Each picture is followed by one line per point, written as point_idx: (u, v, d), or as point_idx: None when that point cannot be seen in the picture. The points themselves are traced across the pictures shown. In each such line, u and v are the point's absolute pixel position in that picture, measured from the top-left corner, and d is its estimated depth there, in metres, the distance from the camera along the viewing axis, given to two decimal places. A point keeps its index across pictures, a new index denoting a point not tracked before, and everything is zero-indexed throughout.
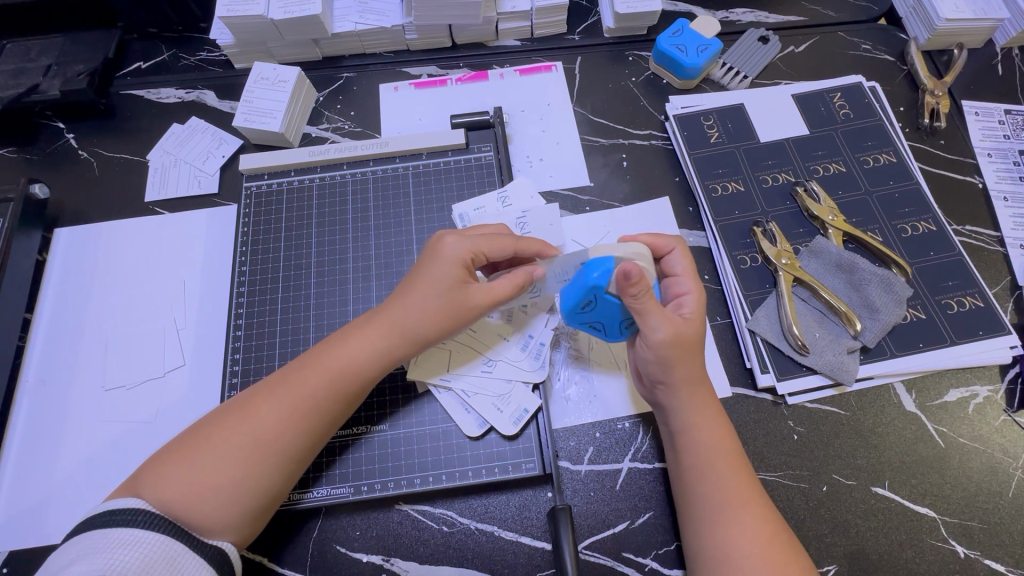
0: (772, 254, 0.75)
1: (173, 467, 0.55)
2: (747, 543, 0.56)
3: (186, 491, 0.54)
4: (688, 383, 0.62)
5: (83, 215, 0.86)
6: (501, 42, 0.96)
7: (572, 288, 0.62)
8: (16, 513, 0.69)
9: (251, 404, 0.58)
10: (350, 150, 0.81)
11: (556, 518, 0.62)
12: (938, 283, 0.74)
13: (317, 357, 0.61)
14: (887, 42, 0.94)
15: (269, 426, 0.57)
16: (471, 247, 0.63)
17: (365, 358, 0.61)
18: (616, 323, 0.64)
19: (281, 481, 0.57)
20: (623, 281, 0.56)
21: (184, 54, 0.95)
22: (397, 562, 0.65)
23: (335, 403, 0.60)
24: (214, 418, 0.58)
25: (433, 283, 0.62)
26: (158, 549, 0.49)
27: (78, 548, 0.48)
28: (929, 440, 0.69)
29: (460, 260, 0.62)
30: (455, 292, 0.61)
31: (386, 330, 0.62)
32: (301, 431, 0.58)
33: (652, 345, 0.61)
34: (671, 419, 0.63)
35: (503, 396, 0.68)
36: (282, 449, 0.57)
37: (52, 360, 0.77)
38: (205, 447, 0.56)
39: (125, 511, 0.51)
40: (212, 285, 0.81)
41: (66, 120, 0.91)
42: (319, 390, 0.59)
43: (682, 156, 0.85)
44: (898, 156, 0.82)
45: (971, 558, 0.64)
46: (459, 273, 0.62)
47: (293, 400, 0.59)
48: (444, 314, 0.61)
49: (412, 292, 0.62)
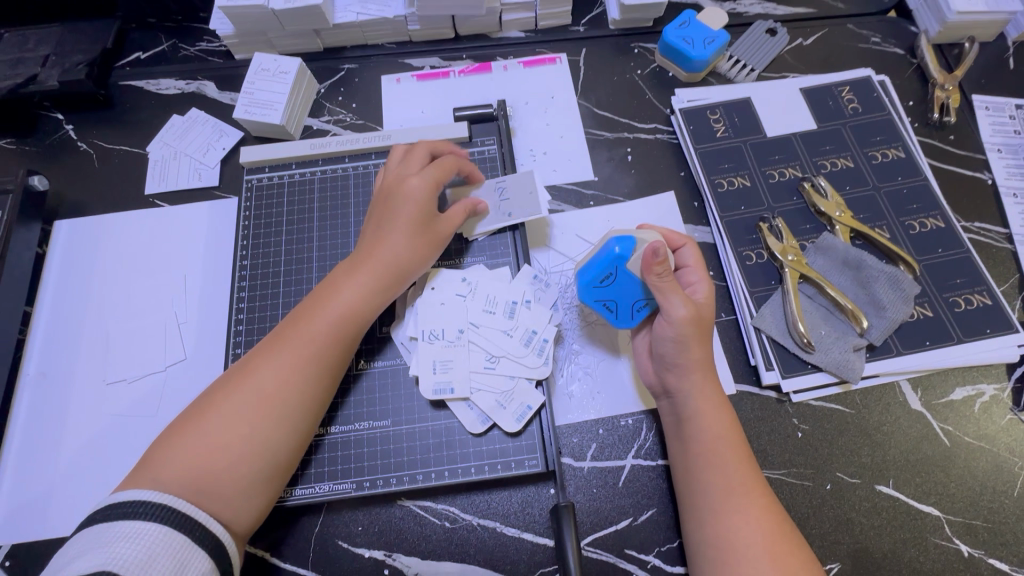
0: (779, 250, 0.74)
1: (184, 439, 0.56)
2: (750, 532, 0.55)
3: (199, 457, 0.54)
4: (698, 367, 0.62)
5: (83, 208, 0.85)
6: (505, 34, 0.94)
7: (592, 265, 0.64)
8: (18, 506, 0.69)
9: (249, 365, 0.59)
10: (352, 143, 0.80)
11: (559, 516, 0.62)
12: (946, 280, 0.73)
13: (310, 310, 0.62)
14: (896, 35, 0.93)
15: (270, 381, 0.58)
16: (432, 179, 0.67)
17: (357, 303, 0.63)
18: (629, 306, 0.65)
19: (291, 432, 0.58)
20: (651, 257, 0.59)
21: (184, 44, 0.94)
22: (399, 557, 0.65)
23: (332, 348, 0.61)
24: (216, 386, 0.59)
25: (407, 220, 0.66)
26: (159, 541, 0.48)
27: (79, 546, 0.48)
28: (934, 439, 0.69)
29: (426, 193, 0.67)
30: (428, 225, 0.67)
31: (376, 274, 0.64)
32: (304, 380, 0.59)
33: (672, 325, 0.61)
34: (680, 406, 0.63)
35: (506, 393, 0.67)
36: (287, 400, 0.58)
37: (54, 353, 0.77)
38: (210, 413, 0.57)
39: (129, 504, 0.50)
40: (213, 278, 0.80)
41: (64, 111, 0.90)
42: (314, 338, 0.61)
43: (687, 150, 0.84)
44: (907, 151, 0.81)
45: (975, 557, 0.64)
46: (428, 206, 0.67)
47: (291, 351, 0.60)
48: (420, 246, 0.66)
49: (390, 236, 0.65)
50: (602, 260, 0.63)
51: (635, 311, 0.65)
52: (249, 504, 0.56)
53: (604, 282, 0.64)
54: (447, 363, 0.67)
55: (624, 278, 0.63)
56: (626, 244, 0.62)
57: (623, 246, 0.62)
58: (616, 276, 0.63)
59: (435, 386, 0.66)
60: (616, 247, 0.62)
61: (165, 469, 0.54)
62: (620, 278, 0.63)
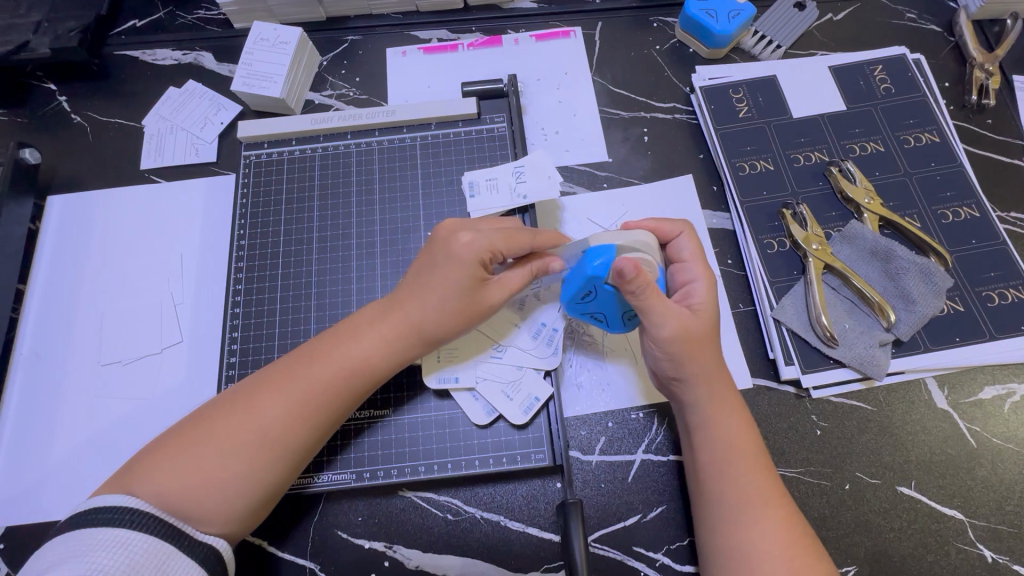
0: (802, 238, 0.70)
1: (169, 459, 0.53)
2: (770, 542, 0.52)
3: (181, 484, 0.51)
4: (704, 376, 0.58)
5: (77, 183, 0.82)
6: (517, 5, 0.90)
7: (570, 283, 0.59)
8: (12, 489, 0.68)
9: (256, 397, 0.56)
10: (355, 118, 0.76)
11: (566, 511, 0.58)
12: (979, 273, 0.69)
13: (328, 351, 0.58)
14: (933, 11, 0.87)
15: (275, 423, 0.55)
16: (489, 246, 0.58)
17: (376, 354, 0.58)
18: (618, 315, 0.61)
19: (282, 479, 0.55)
20: (621, 278, 0.53)
21: (182, 12, 0.90)
22: (400, 549, 0.64)
23: (342, 401, 0.57)
24: (217, 408, 0.56)
25: (449, 285, 0.58)
26: (145, 552, 0.47)
27: (58, 552, 0.46)
28: (960, 440, 0.66)
29: (476, 259, 0.58)
30: (474, 299, 0.59)
31: (399, 325, 0.59)
32: (308, 425, 0.56)
33: (658, 342, 0.58)
34: (689, 414, 0.60)
35: (512, 383, 0.63)
36: (285, 447, 0.55)
37: (46, 333, 0.75)
38: (202, 439, 0.54)
39: (112, 510, 0.48)
40: (210, 259, 0.77)
41: (57, 81, 0.87)
42: (326, 387, 0.57)
43: (708, 131, 0.80)
44: (942, 135, 0.76)
45: (999, 563, 0.61)
46: (478, 277, 0.58)
47: (301, 395, 0.56)
48: (461, 318, 0.59)
49: (425, 292, 0.59)
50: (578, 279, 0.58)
51: (624, 318, 0.61)
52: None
53: (586, 299, 0.59)
54: (451, 352, 0.64)
55: (604, 293, 0.58)
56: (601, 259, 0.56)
57: (600, 262, 0.56)
58: (596, 292, 0.58)
59: (438, 375, 0.63)
60: (592, 263, 0.56)
61: (141, 487, 0.51)
62: (601, 293, 0.58)
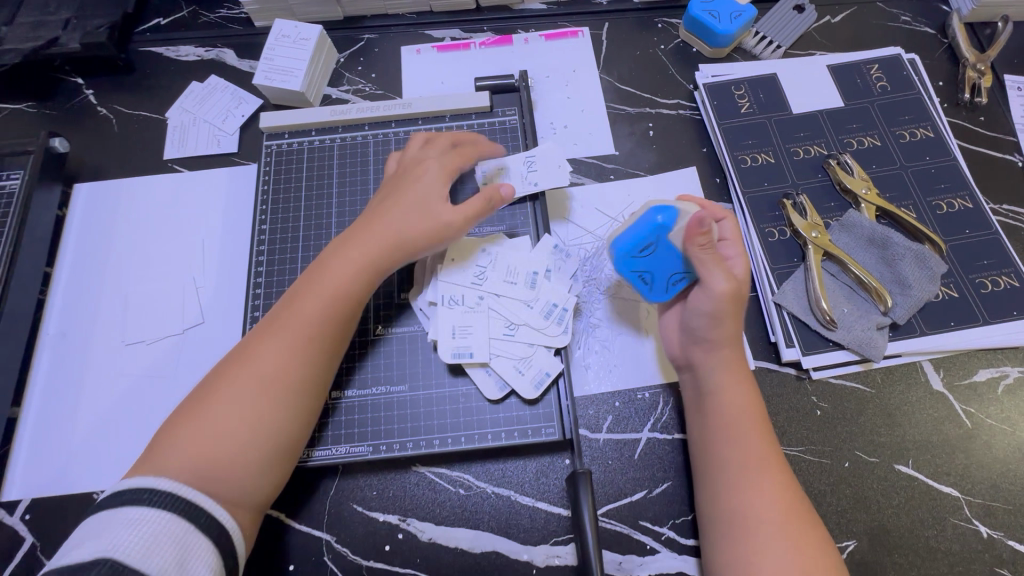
0: (802, 227, 0.73)
1: (187, 426, 0.55)
2: (766, 506, 0.55)
3: (204, 444, 0.54)
4: (730, 341, 0.62)
5: (102, 172, 0.85)
6: (527, 6, 0.94)
7: (631, 235, 0.62)
8: (38, 463, 0.70)
9: (249, 347, 0.58)
10: (372, 110, 0.79)
11: (576, 482, 0.61)
12: (972, 261, 0.72)
13: (307, 288, 0.61)
14: (927, 14, 0.91)
15: (274, 362, 0.57)
16: (444, 164, 0.67)
17: (358, 281, 0.62)
18: (665, 278, 0.64)
19: (296, 410, 0.57)
20: (695, 227, 0.57)
21: (205, 11, 0.94)
22: (413, 522, 0.66)
23: (331, 326, 0.60)
24: (216, 372, 0.58)
25: (411, 200, 0.64)
26: (162, 529, 0.48)
27: (86, 531, 0.48)
28: (956, 420, 0.68)
29: (433, 174, 0.66)
30: (434, 208, 0.64)
31: (374, 250, 0.62)
32: (308, 358, 0.58)
33: (710, 299, 0.59)
34: (703, 379, 0.63)
35: (525, 359, 0.65)
36: (289, 379, 0.57)
37: (72, 314, 0.77)
38: (211, 399, 0.56)
39: (131, 490, 0.50)
40: (231, 244, 0.80)
41: (84, 76, 0.90)
42: (315, 317, 0.59)
43: (711, 126, 0.83)
44: (936, 131, 0.79)
45: (995, 538, 0.63)
46: (437, 190, 0.65)
47: (291, 330, 0.59)
48: (425, 227, 0.63)
49: (391, 214, 0.64)
50: (642, 230, 0.61)
51: (669, 283, 0.64)
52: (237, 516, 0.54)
53: (643, 253, 0.62)
54: (466, 328, 0.65)
55: (665, 249, 0.61)
56: (669, 214, 0.60)
57: (667, 217, 0.60)
58: (656, 246, 0.61)
59: (454, 350, 0.64)
60: (659, 216, 0.60)
61: (168, 458, 0.53)
62: (660, 249, 0.61)
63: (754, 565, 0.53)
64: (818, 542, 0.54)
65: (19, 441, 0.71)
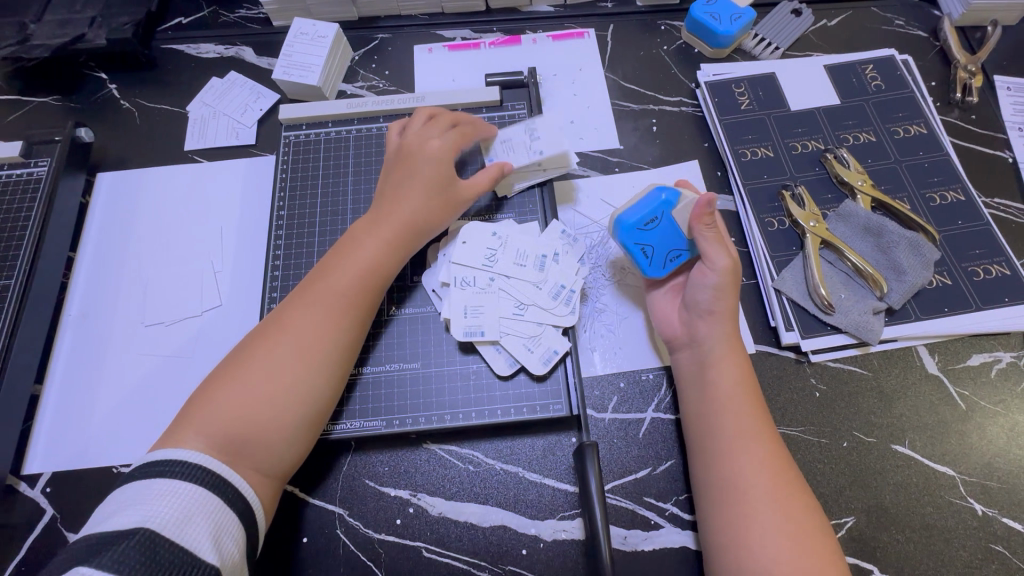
0: (801, 217, 0.75)
1: (220, 390, 0.58)
2: (757, 473, 0.57)
3: (239, 405, 0.57)
4: (727, 316, 0.65)
5: (124, 162, 0.88)
6: (534, 8, 0.97)
7: (639, 208, 0.68)
8: (59, 438, 0.72)
9: (286, 317, 0.62)
10: (387, 103, 0.82)
11: (583, 455, 0.63)
12: (965, 250, 0.75)
13: (339, 263, 0.66)
14: (919, 18, 0.95)
15: (310, 331, 0.61)
16: (453, 142, 0.72)
17: (381, 257, 0.67)
18: (665, 253, 0.68)
19: (329, 379, 0.61)
20: (700, 206, 0.64)
21: (225, 11, 0.98)
22: (424, 497, 0.67)
23: (362, 299, 0.65)
24: (252, 339, 0.62)
25: (427, 178, 0.70)
26: (193, 502, 0.50)
27: (117, 502, 0.50)
28: (951, 403, 0.70)
29: (440, 151, 0.71)
30: (449, 186, 0.71)
31: (399, 229, 0.68)
32: (336, 329, 0.62)
33: (714, 272, 0.64)
34: (704, 351, 0.65)
35: (534, 338, 0.68)
36: (324, 348, 0.61)
37: (94, 296, 0.80)
38: (243, 365, 0.59)
39: (164, 462, 0.52)
40: (248, 231, 0.83)
41: (108, 71, 0.94)
42: (348, 290, 0.64)
43: (712, 122, 0.86)
44: (929, 127, 0.83)
45: (989, 516, 0.65)
46: (448, 167, 0.71)
47: (326, 303, 0.63)
48: (442, 203, 0.70)
49: (410, 193, 0.69)
50: (649, 204, 0.68)
51: (668, 260, 0.68)
52: (265, 481, 0.57)
53: (648, 225, 0.68)
54: (477, 308, 0.69)
55: (668, 222, 0.68)
56: (672, 194, 0.68)
57: (671, 195, 0.68)
58: (661, 219, 0.68)
59: (465, 329, 0.68)
60: (663, 194, 0.68)
61: (203, 420, 0.56)
62: (664, 222, 0.68)
63: (744, 529, 0.55)
64: (806, 510, 0.56)
65: (41, 417, 0.73)
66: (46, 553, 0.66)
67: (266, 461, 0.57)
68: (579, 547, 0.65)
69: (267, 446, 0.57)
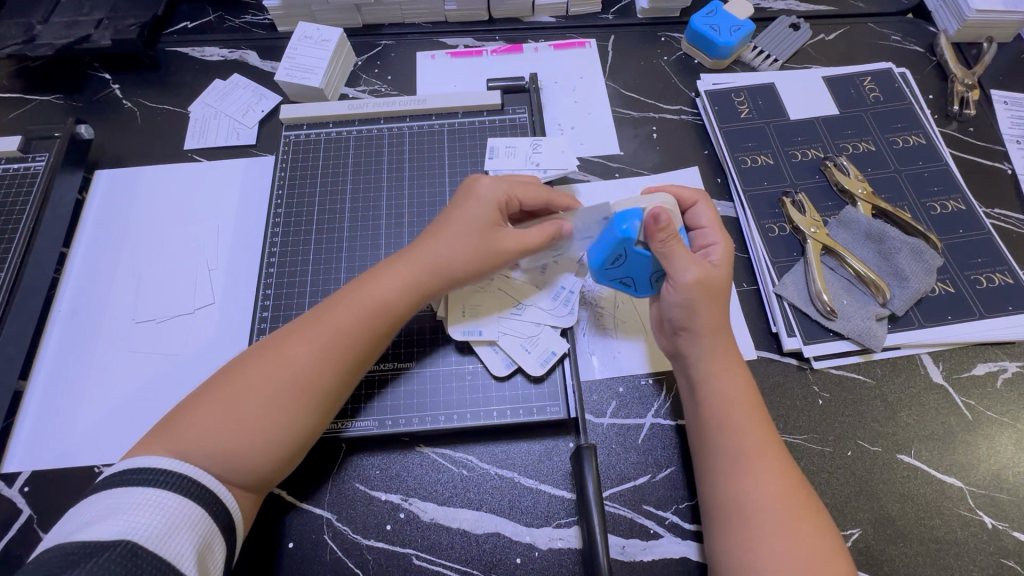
0: (802, 223, 0.75)
1: (209, 412, 0.55)
2: (765, 495, 0.55)
3: (221, 439, 0.54)
4: (712, 330, 0.62)
5: (123, 160, 0.88)
6: (537, 18, 0.99)
7: (601, 246, 0.64)
8: (40, 436, 0.70)
9: (288, 344, 0.59)
10: (388, 105, 0.83)
11: (580, 455, 0.61)
12: (967, 259, 0.74)
13: (351, 294, 0.62)
14: (916, 34, 0.96)
15: (308, 367, 0.58)
16: (505, 191, 0.65)
17: (403, 304, 0.62)
18: (645, 279, 0.65)
19: (317, 421, 0.58)
20: (652, 225, 0.59)
21: (230, 16, 0.99)
22: (416, 502, 0.65)
23: (368, 339, 0.61)
24: (250, 359, 0.59)
25: (466, 224, 0.64)
26: (177, 513, 0.48)
27: (94, 510, 0.48)
28: (956, 412, 0.69)
29: (494, 200, 0.65)
30: (488, 238, 0.63)
31: (421, 271, 0.63)
32: (338, 367, 0.59)
33: (678, 291, 0.62)
34: (691, 370, 0.63)
35: (531, 338, 0.68)
36: (320, 389, 0.58)
37: (85, 292, 0.79)
38: (236, 390, 0.56)
39: (145, 471, 0.50)
40: (246, 230, 0.82)
41: (111, 71, 0.94)
42: (354, 327, 0.60)
43: (712, 130, 0.86)
44: (928, 138, 0.83)
45: (999, 529, 0.63)
46: (493, 217, 0.64)
47: (330, 338, 0.59)
48: (476, 253, 0.63)
49: (445, 235, 0.64)
50: (606, 242, 0.63)
51: (652, 281, 0.65)
52: (246, 500, 0.56)
53: (615, 262, 0.64)
54: (474, 307, 0.68)
55: (633, 256, 0.63)
56: (631, 222, 0.62)
57: (629, 225, 0.62)
58: (626, 255, 0.63)
59: (463, 327, 0.68)
60: (621, 226, 0.62)
61: (184, 438, 0.53)
62: (629, 257, 0.63)
63: (750, 553, 0.53)
64: (817, 532, 0.54)
65: (24, 413, 0.71)
66: (20, 554, 0.64)
67: (245, 486, 0.55)
68: (575, 556, 0.62)
69: (250, 480, 0.55)
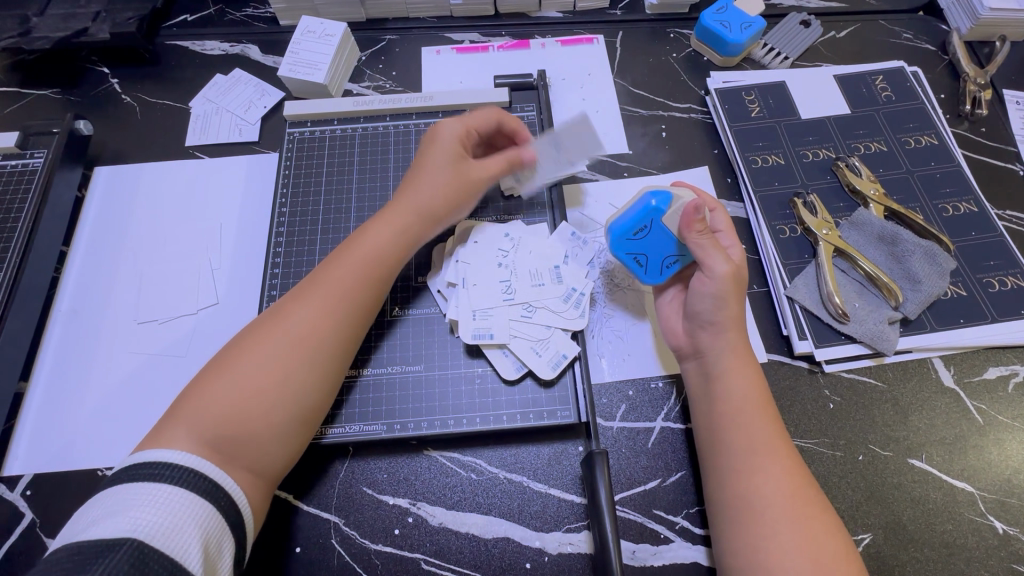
0: (813, 224, 0.74)
1: (216, 380, 0.55)
2: (773, 490, 0.55)
3: (232, 401, 0.54)
4: (735, 326, 0.63)
5: (122, 157, 0.86)
6: (544, 14, 0.97)
7: (627, 218, 0.66)
8: (41, 438, 0.69)
9: (285, 307, 0.60)
10: (393, 102, 0.81)
11: (591, 460, 0.61)
12: (979, 262, 0.74)
13: (343, 254, 0.64)
14: (928, 32, 0.95)
15: (308, 322, 0.59)
16: (464, 126, 0.71)
17: (392, 250, 0.65)
18: (659, 262, 0.67)
19: (324, 377, 0.58)
20: (692, 213, 0.62)
21: (231, 10, 0.97)
22: (423, 506, 0.64)
23: (365, 292, 0.62)
24: (250, 329, 0.60)
25: (436, 163, 0.68)
26: (186, 508, 0.47)
27: (100, 508, 0.46)
28: (968, 416, 0.68)
29: (455, 136, 0.70)
30: (459, 169, 0.69)
31: (407, 218, 0.66)
32: (340, 321, 0.60)
33: (713, 280, 0.61)
34: (710, 364, 0.63)
35: (542, 341, 0.67)
36: (323, 341, 0.59)
37: (86, 292, 0.77)
38: (238, 356, 0.57)
39: (152, 465, 0.49)
40: (248, 228, 0.81)
41: (109, 65, 0.92)
42: (349, 281, 0.62)
43: (722, 129, 0.85)
44: (940, 138, 0.82)
45: (1010, 534, 0.63)
46: (459, 152, 0.69)
47: (328, 295, 0.61)
48: (450, 185, 0.68)
49: (421, 181, 0.68)
50: (639, 212, 0.65)
51: (664, 267, 0.67)
52: (256, 487, 0.54)
53: (638, 236, 0.66)
54: (486, 310, 0.67)
55: (658, 231, 0.65)
56: (663, 199, 0.65)
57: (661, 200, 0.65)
58: (651, 228, 0.65)
59: (474, 330, 0.66)
60: (653, 200, 0.65)
61: (193, 415, 0.53)
62: (654, 231, 0.65)
63: (760, 551, 0.53)
64: (825, 527, 0.54)
65: (25, 414, 0.70)
66: (23, 559, 0.63)
67: (253, 469, 0.53)
68: (585, 561, 0.62)
69: (263, 447, 0.54)
